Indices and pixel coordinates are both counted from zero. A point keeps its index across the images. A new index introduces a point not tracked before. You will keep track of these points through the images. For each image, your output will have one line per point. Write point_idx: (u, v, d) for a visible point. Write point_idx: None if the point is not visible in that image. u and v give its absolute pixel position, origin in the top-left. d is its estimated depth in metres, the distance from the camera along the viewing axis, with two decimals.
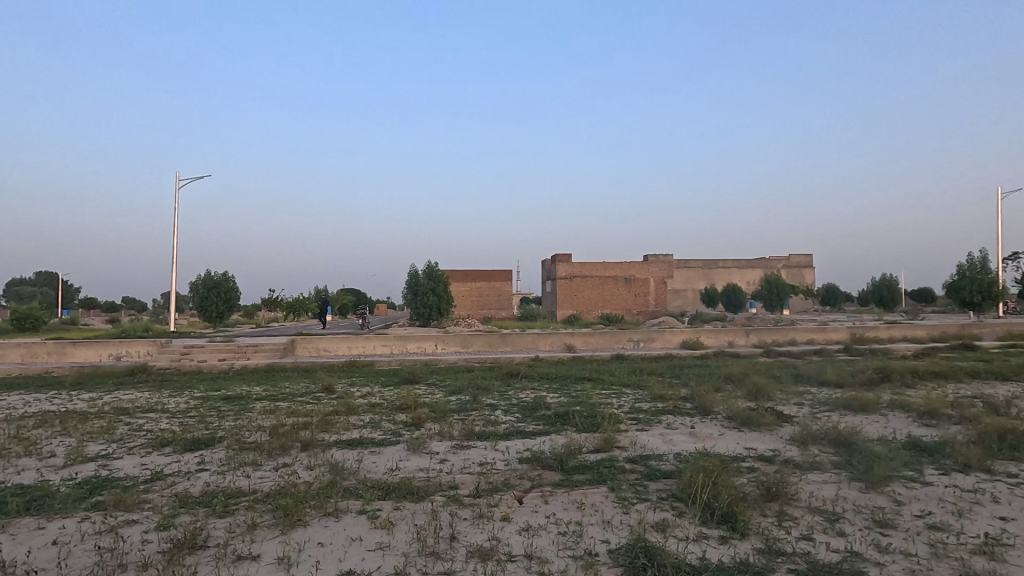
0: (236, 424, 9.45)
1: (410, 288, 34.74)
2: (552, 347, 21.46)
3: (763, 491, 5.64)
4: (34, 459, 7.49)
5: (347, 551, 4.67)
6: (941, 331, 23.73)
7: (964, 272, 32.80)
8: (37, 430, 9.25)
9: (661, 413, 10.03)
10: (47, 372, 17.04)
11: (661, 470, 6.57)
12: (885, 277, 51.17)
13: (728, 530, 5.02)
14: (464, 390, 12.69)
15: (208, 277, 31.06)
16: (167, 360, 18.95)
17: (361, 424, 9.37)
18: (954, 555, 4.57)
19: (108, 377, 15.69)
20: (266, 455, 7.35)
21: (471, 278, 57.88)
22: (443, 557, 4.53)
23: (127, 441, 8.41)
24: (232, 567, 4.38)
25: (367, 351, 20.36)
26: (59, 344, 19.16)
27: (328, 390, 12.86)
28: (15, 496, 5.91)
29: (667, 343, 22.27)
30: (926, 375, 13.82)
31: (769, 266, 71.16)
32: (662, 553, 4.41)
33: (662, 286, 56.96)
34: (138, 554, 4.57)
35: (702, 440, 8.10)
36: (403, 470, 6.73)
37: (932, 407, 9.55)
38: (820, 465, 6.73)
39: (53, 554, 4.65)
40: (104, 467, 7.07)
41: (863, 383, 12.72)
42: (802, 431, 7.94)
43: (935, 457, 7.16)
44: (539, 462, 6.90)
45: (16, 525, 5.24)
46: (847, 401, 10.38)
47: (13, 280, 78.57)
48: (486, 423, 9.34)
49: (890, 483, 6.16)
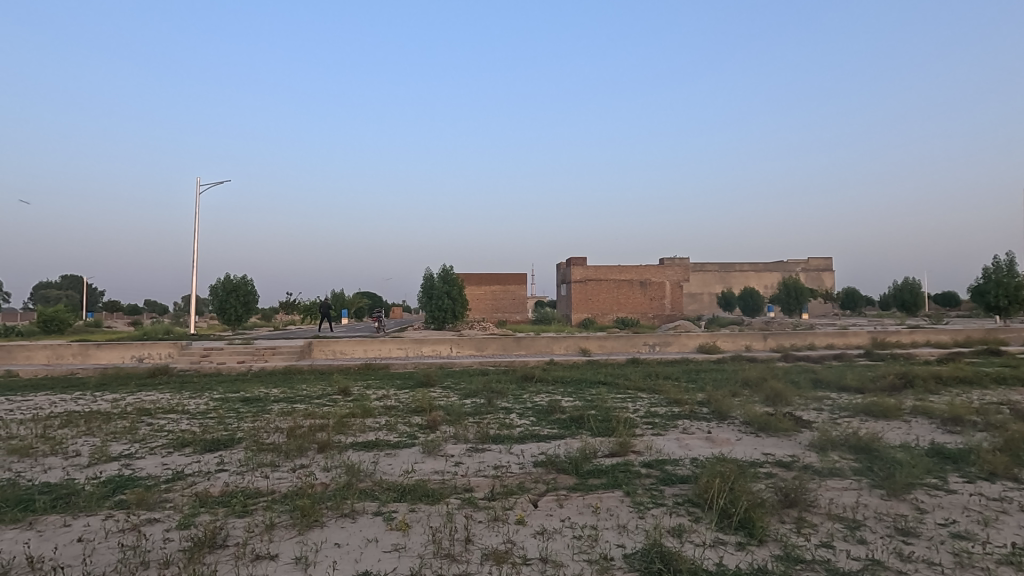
0: (254, 425, 9.62)
1: (425, 291, 35.04)
2: (567, 351, 21.37)
3: (781, 498, 5.58)
4: (59, 458, 7.67)
5: (364, 551, 4.72)
6: (965, 335, 23.24)
7: (988, 275, 32.13)
8: (64, 430, 9.50)
9: (677, 418, 9.96)
10: (72, 372, 17.53)
11: (677, 475, 6.51)
12: (909, 281, 50.41)
13: (746, 536, 4.96)
14: (479, 393, 12.73)
15: (227, 280, 31.59)
16: (188, 361, 19.36)
17: (377, 427, 9.45)
18: (979, 565, 4.46)
19: (131, 378, 16.08)
20: (284, 456, 7.46)
21: (485, 280, 57.93)
22: (458, 559, 4.55)
23: (149, 441, 8.61)
24: (251, 566, 4.44)
25: (382, 353, 20.57)
26: (84, 346, 19.65)
27: (345, 393, 12.95)
28: (43, 494, 6.06)
29: (683, 346, 22.06)
30: (950, 381, 13.55)
31: (787, 269, 70.46)
32: (678, 557, 4.39)
33: (678, 289, 56.23)
34: (160, 551, 4.66)
35: (719, 445, 8.01)
36: (418, 472, 6.80)
37: (957, 414, 9.34)
38: (841, 471, 6.62)
39: (78, 551, 4.76)
40: (127, 466, 7.23)
41: (885, 389, 12.50)
42: (822, 438, 7.81)
43: (959, 464, 7.01)
44: (553, 466, 6.89)
45: (43, 522, 5.38)
46: (867, 407, 10.19)
47: (41, 285, 81.32)
48: (501, 426, 9.35)
49: (913, 490, 6.04)
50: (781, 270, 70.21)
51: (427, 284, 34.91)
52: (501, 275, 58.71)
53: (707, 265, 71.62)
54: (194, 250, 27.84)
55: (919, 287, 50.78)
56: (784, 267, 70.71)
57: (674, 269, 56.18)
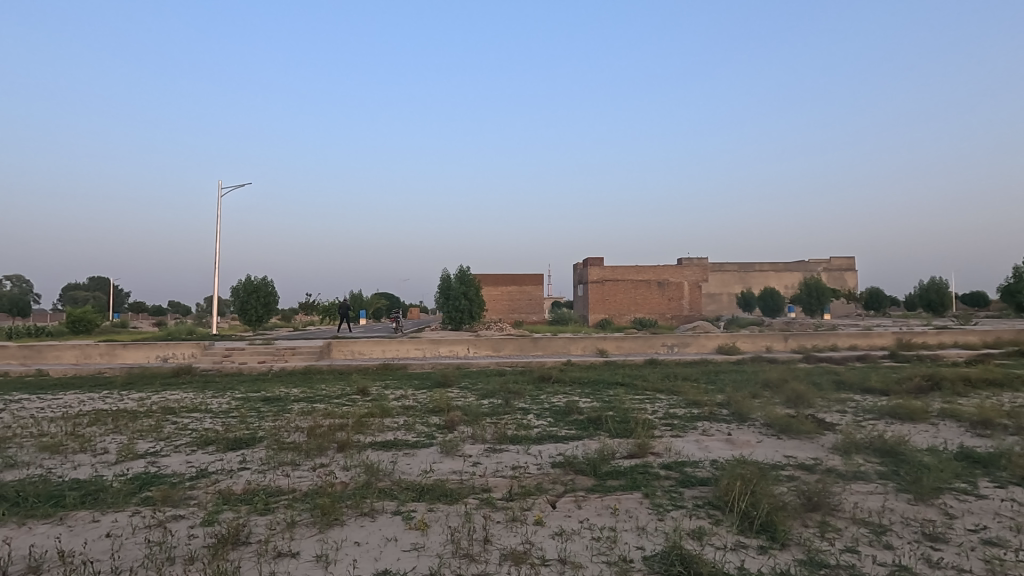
0: (275, 424, 9.75)
1: (442, 292, 35.19)
2: (585, 351, 21.29)
3: (804, 501, 5.48)
4: (88, 455, 7.88)
5: (383, 550, 4.75)
6: (995, 336, 22.60)
7: (1019, 275, 31.23)
8: (93, 427, 9.76)
9: (696, 420, 9.85)
10: (99, 372, 17.97)
11: (696, 477, 6.45)
12: (935, 281, 49.38)
13: (769, 540, 4.89)
14: (496, 394, 12.74)
15: (249, 281, 32.10)
16: (211, 361, 19.72)
17: (395, 426, 9.53)
18: (1012, 573, 4.34)
19: (156, 378, 16.40)
20: (304, 455, 7.54)
21: (502, 280, 58.02)
22: (477, 559, 4.56)
23: (174, 439, 8.80)
24: (274, 563, 4.50)
25: (399, 354, 20.73)
26: (111, 346, 20.14)
27: (364, 393, 13.07)
28: (73, 490, 6.24)
29: (703, 347, 21.81)
30: (980, 383, 13.19)
31: (808, 269, 69.29)
32: (699, 560, 4.34)
33: (697, 289, 55.68)
34: (185, 547, 4.76)
35: (739, 447, 7.92)
36: (436, 472, 6.83)
37: (987, 416, 9.09)
38: (865, 475, 6.48)
39: (106, 546, 4.88)
40: (153, 464, 7.40)
41: (911, 391, 12.21)
42: (846, 440, 7.66)
43: (990, 469, 6.82)
44: (572, 467, 6.87)
45: (73, 518, 5.52)
46: (892, 409, 9.97)
47: (70, 286, 83.81)
48: (518, 426, 9.35)
49: (941, 495, 5.90)
50: (802, 270, 69.10)
51: (444, 284, 35.07)
52: (517, 275, 58.71)
53: (726, 265, 70.71)
54: (216, 252, 28.39)
55: (946, 287, 49.71)
56: (805, 267, 69.60)
57: (692, 269, 55.63)
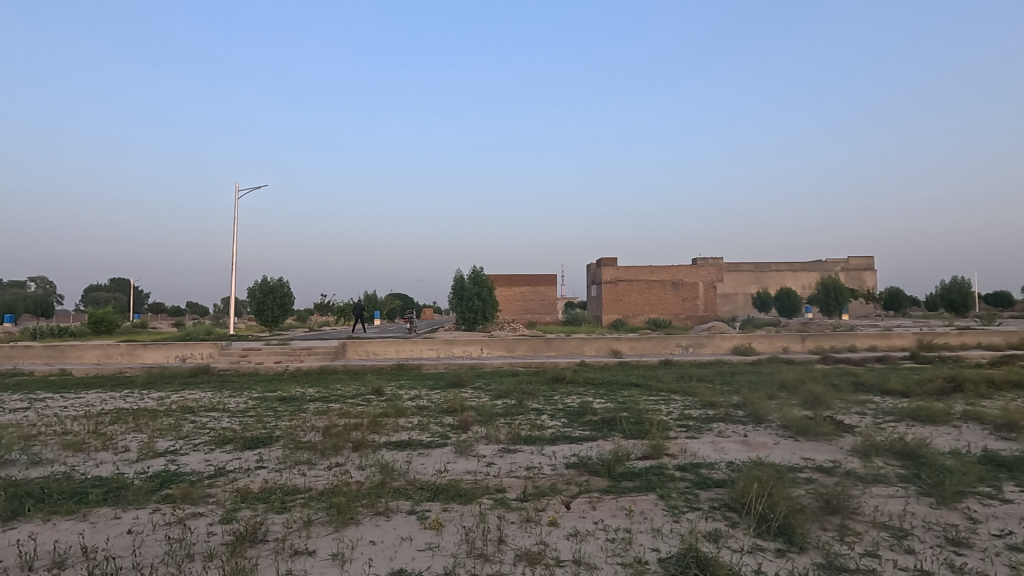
0: (291, 423, 9.85)
1: (455, 292, 35.28)
2: (598, 352, 21.20)
3: (823, 504, 5.40)
4: (110, 453, 8.03)
5: (398, 550, 4.77)
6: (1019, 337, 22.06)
7: None
8: (114, 426, 9.95)
9: (711, 421, 9.77)
10: (119, 371, 18.30)
11: (712, 479, 6.39)
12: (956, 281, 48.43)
13: (786, 543, 4.83)
14: (510, 394, 12.75)
15: (265, 282, 32.47)
16: (228, 361, 19.97)
17: (409, 426, 9.57)
18: None
19: (174, 377, 16.65)
20: (319, 454, 7.61)
21: (515, 281, 58.04)
22: (491, 559, 4.56)
23: (193, 437, 8.94)
24: (291, 561, 4.54)
25: (413, 354, 20.84)
26: (131, 346, 20.49)
27: (378, 393, 13.15)
28: (95, 487, 6.37)
29: (718, 348, 21.60)
30: (1004, 384, 12.89)
31: (826, 269, 68.31)
32: (714, 563, 4.30)
33: (711, 289, 55.17)
34: (203, 544, 4.82)
35: (756, 449, 7.83)
36: (450, 472, 6.85)
37: (1011, 419, 8.88)
38: (886, 478, 6.37)
39: (128, 542, 4.97)
40: (173, 462, 7.52)
41: (932, 393, 11.97)
42: (865, 443, 7.54)
43: (1015, 473, 6.66)
44: (586, 467, 6.85)
45: (95, 514, 5.63)
46: (913, 412, 9.78)
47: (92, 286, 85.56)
48: (532, 427, 9.34)
49: (964, 499, 5.78)
50: (819, 270, 68.15)
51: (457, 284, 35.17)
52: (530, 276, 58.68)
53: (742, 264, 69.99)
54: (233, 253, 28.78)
55: (968, 286, 48.72)
56: (823, 267, 68.64)
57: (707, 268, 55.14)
